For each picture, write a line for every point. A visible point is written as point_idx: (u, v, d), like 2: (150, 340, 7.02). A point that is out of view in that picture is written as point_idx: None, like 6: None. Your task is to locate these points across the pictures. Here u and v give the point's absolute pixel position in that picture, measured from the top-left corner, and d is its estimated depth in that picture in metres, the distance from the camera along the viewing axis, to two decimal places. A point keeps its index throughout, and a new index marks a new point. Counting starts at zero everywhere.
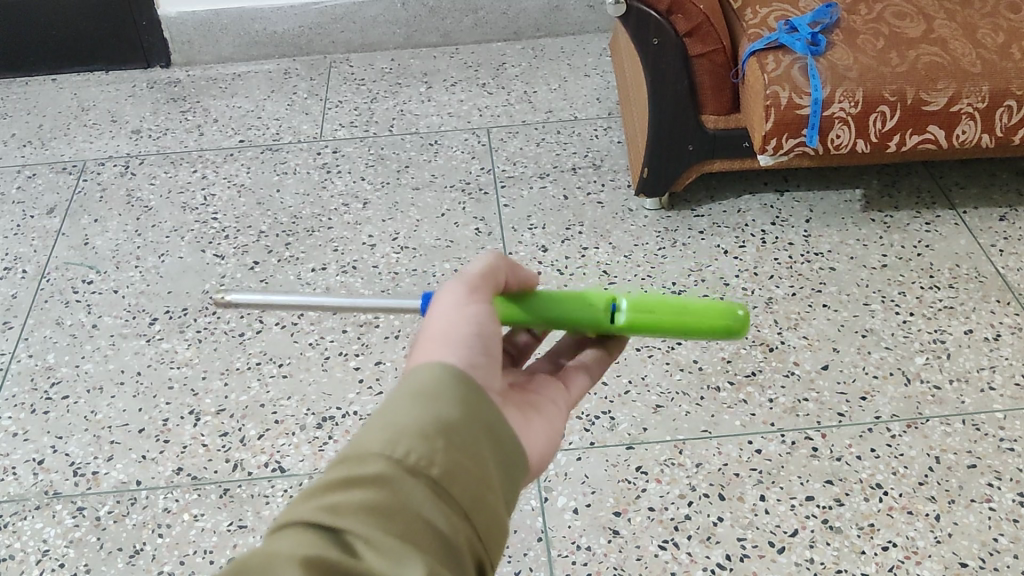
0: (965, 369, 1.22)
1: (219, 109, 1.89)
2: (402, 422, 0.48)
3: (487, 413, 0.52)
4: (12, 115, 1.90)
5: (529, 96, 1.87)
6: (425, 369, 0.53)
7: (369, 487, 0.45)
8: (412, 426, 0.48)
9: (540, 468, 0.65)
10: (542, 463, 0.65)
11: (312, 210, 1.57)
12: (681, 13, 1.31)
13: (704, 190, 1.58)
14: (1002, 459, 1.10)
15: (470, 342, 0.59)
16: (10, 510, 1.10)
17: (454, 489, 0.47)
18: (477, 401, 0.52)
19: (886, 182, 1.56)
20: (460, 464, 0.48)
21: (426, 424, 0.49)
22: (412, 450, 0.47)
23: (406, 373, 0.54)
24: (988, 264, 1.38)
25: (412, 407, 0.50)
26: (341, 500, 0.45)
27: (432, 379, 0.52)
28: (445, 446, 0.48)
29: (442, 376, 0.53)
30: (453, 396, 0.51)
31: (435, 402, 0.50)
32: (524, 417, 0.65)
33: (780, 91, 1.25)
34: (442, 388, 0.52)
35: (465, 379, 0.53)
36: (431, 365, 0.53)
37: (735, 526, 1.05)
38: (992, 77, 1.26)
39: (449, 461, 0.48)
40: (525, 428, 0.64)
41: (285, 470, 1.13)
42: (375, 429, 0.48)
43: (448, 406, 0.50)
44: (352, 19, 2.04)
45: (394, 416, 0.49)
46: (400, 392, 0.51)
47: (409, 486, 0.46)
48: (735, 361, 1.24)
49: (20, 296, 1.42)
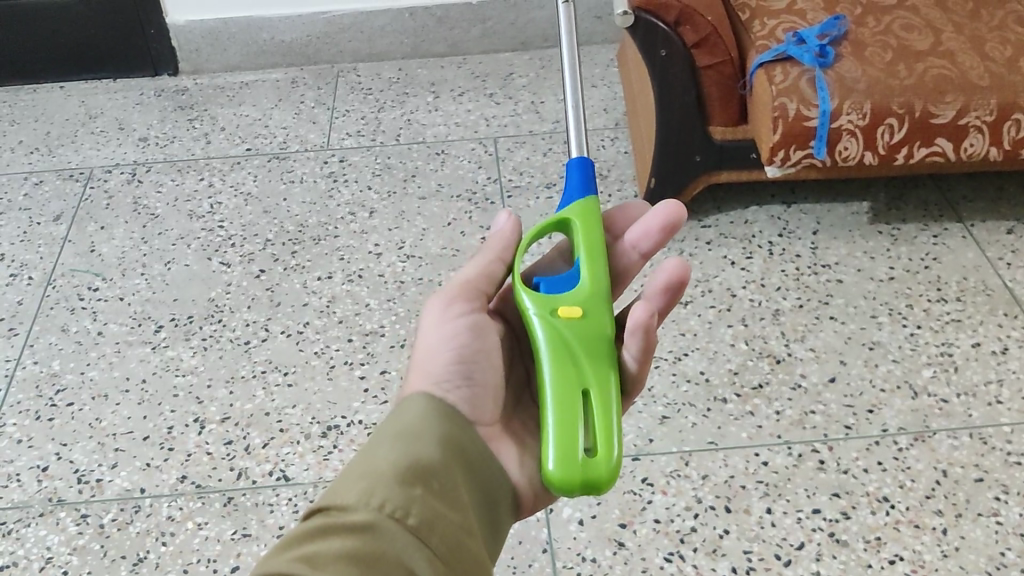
0: (972, 382, 1.21)
1: (226, 117, 1.89)
2: (378, 472, 0.54)
3: (457, 463, 0.60)
4: (19, 122, 1.91)
5: (535, 107, 1.87)
6: (402, 420, 0.60)
7: (349, 535, 0.49)
8: (390, 473, 0.54)
9: (536, 498, 0.68)
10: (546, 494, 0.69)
11: (319, 218, 1.57)
12: (689, 25, 1.31)
13: (711, 200, 1.57)
14: (1009, 473, 1.10)
15: (451, 376, 0.67)
16: (13, 517, 1.10)
17: (432, 535, 0.52)
18: (448, 454, 0.59)
19: (893, 195, 1.56)
20: (436, 512, 0.54)
21: (403, 470, 0.55)
22: (389, 498, 0.52)
23: (392, 413, 0.62)
24: (996, 277, 1.37)
25: (388, 454, 0.56)
26: (321, 548, 0.48)
27: (411, 429, 0.59)
28: (421, 493, 0.54)
29: (416, 429, 0.60)
30: (427, 444, 0.59)
31: (411, 451, 0.57)
32: (521, 442, 0.70)
33: (787, 103, 1.26)
34: (416, 436, 0.59)
35: (440, 432, 0.60)
36: (412, 414, 0.61)
37: (741, 538, 1.04)
38: (1000, 91, 1.26)
39: (425, 510, 0.53)
40: (521, 458, 0.68)
41: (289, 479, 1.13)
42: (353, 480, 0.54)
43: (421, 455, 0.57)
44: (360, 29, 2.04)
45: (372, 467, 0.55)
46: (377, 443, 0.58)
47: (389, 533, 0.50)
48: (742, 373, 1.24)
49: (26, 303, 1.42)
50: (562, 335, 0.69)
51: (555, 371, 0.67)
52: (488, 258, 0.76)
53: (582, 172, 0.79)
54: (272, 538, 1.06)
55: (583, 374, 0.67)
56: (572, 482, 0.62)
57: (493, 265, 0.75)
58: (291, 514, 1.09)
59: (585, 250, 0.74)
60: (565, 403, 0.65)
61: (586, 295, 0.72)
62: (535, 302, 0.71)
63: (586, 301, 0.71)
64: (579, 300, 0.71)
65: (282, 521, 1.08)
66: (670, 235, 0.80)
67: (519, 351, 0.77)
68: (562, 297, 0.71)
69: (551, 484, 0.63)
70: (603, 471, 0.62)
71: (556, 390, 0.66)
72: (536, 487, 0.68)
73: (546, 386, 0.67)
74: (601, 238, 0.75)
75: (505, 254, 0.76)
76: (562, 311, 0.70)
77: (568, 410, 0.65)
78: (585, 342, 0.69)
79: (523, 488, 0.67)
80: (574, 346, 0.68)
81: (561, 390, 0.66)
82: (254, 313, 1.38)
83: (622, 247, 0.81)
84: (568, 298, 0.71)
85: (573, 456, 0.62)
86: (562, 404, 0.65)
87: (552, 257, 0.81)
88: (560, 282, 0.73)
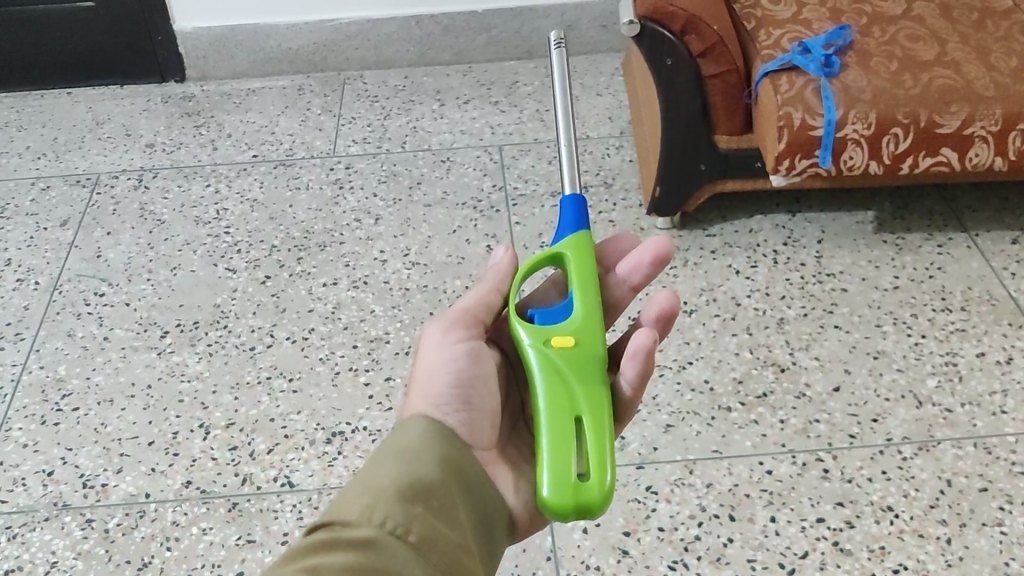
0: (976, 392, 1.21)
1: (233, 124, 1.90)
2: (379, 488, 0.54)
3: (457, 481, 0.60)
4: (27, 128, 1.92)
5: (541, 115, 1.88)
6: (403, 438, 0.61)
7: (352, 550, 0.49)
8: (391, 490, 0.54)
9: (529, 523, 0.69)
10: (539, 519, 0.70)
11: (324, 225, 1.58)
12: (695, 34, 1.32)
13: (715, 210, 1.57)
14: (1013, 483, 1.10)
15: (450, 400, 0.67)
16: (19, 522, 1.10)
17: (431, 552, 0.53)
18: (449, 473, 0.60)
19: (897, 205, 1.56)
20: (436, 530, 0.54)
21: (404, 487, 0.55)
22: (391, 515, 0.53)
23: (393, 432, 0.62)
24: (1000, 287, 1.37)
25: (390, 470, 0.56)
26: (324, 562, 0.48)
27: (412, 445, 0.60)
28: (422, 511, 0.54)
29: (417, 447, 0.60)
30: (428, 461, 0.59)
31: (412, 468, 0.57)
32: (516, 467, 0.70)
33: (792, 113, 1.27)
34: (418, 453, 0.59)
35: (440, 450, 0.61)
36: (413, 432, 0.61)
37: (745, 547, 1.04)
38: (1005, 101, 1.26)
39: (425, 527, 0.53)
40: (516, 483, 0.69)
41: (294, 485, 1.13)
42: (356, 495, 0.54)
43: (424, 471, 0.57)
44: (366, 37, 2.06)
45: (374, 483, 0.55)
46: (379, 458, 0.58)
47: (390, 548, 0.51)
48: (746, 382, 1.24)
49: (33, 307, 1.43)
50: (555, 363, 0.69)
51: (549, 399, 0.68)
52: (487, 286, 0.76)
53: (576, 207, 0.79)
54: (277, 544, 1.07)
55: (577, 400, 0.67)
56: (566, 508, 0.62)
57: (492, 294, 0.75)
58: (297, 520, 1.09)
59: (577, 279, 0.74)
60: (558, 430, 0.65)
61: (580, 323, 0.72)
62: (529, 331, 0.71)
63: (580, 330, 0.71)
64: (573, 330, 0.71)
65: (287, 527, 1.08)
66: (661, 267, 0.80)
67: (516, 379, 0.78)
68: (557, 326, 0.72)
69: (545, 510, 0.63)
70: (596, 497, 0.62)
71: (550, 415, 0.66)
72: (530, 510, 0.68)
73: (541, 413, 0.67)
74: (593, 269, 0.76)
75: (503, 283, 0.76)
76: (555, 340, 0.70)
77: (560, 435, 0.65)
78: (579, 369, 0.69)
79: (518, 511, 0.68)
80: (567, 373, 0.69)
81: (555, 417, 0.66)
82: (259, 319, 1.38)
83: (615, 278, 0.82)
84: (562, 327, 0.71)
85: (564, 481, 0.63)
86: (556, 429, 0.65)
87: (546, 290, 0.82)
88: (553, 313, 0.73)
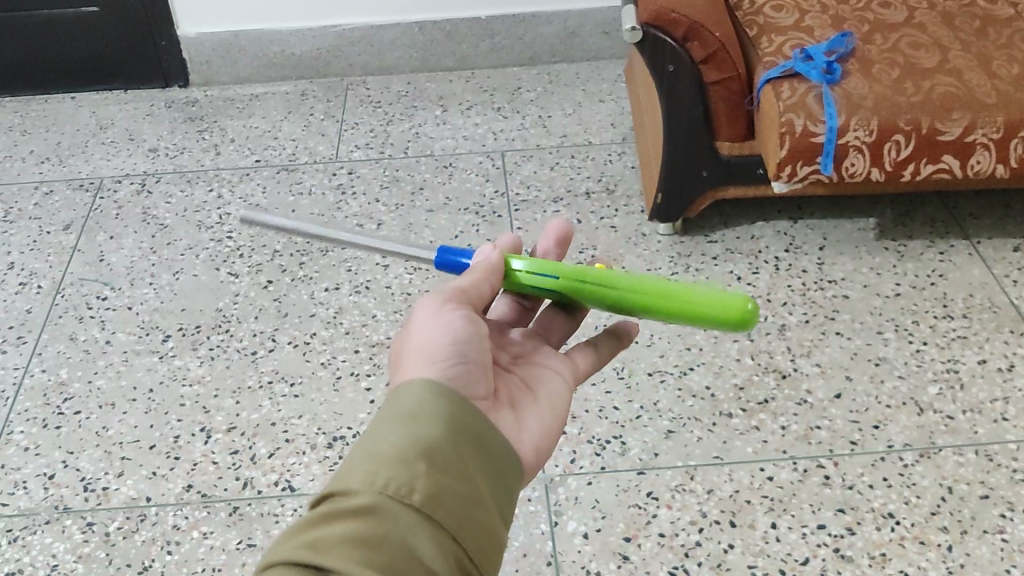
0: (978, 400, 1.21)
1: (236, 128, 1.91)
2: (383, 450, 0.52)
3: (471, 428, 0.57)
4: (31, 132, 1.92)
5: (543, 121, 1.88)
6: (408, 392, 0.57)
7: (352, 519, 0.48)
8: (392, 454, 0.51)
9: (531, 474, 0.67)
10: (548, 449, 0.68)
11: (327, 230, 1.58)
12: (697, 41, 1.33)
13: (717, 216, 1.58)
14: (1015, 490, 1.09)
15: (448, 355, 0.63)
16: (20, 525, 1.10)
17: (439, 510, 0.50)
18: (461, 421, 0.56)
19: (899, 213, 1.56)
20: (443, 485, 0.51)
21: (405, 449, 0.52)
22: (393, 476, 0.50)
23: (391, 396, 0.58)
24: (1003, 295, 1.37)
25: (394, 428, 0.53)
26: (324, 534, 0.47)
27: (421, 395, 0.56)
28: (428, 467, 0.51)
29: (425, 400, 0.56)
30: (431, 419, 0.55)
31: (417, 423, 0.54)
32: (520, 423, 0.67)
33: (795, 119, 1.27)
34: (420, 413, 0.55)
35: (448, 399, 0.57)
36: (417, 387, 0.57)
37: (746, 553, 1.04)
38: (1007, 109, 1.26)
39: (431, 484, 0.51)
40: (521, 439, 0.66)
41: (295, 490, 1.13)
42: (358, 459, 0.51)
43: (433, 424, 0.54)
44: (369, 43, 2.06)
45: (377, 443, 0.52)
46: (385, 413, 0.55)
47: (393, 514, 0.48)
48: (747, 389, 1.24)
49: (35, 311, 1.43)
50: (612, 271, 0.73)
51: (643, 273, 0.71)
52: (480, 274, 0.70)
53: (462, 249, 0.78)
54: None
55: None
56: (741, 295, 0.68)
57: (485, 283, 0.70)
58: None
59: None
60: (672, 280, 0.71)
61: None
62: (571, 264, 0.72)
63: None
64: None
65: None
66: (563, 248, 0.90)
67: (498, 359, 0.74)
68: None
69: (733, 299, 0.67)
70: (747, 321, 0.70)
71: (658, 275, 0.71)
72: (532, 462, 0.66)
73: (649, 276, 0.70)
74: None
75: (493, 273, 0.71)
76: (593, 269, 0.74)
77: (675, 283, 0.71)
78: None
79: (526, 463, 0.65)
80: None
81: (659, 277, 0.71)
82: (261, 324, 1.38)
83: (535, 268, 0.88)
84: None
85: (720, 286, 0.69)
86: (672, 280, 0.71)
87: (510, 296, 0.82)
88: None
